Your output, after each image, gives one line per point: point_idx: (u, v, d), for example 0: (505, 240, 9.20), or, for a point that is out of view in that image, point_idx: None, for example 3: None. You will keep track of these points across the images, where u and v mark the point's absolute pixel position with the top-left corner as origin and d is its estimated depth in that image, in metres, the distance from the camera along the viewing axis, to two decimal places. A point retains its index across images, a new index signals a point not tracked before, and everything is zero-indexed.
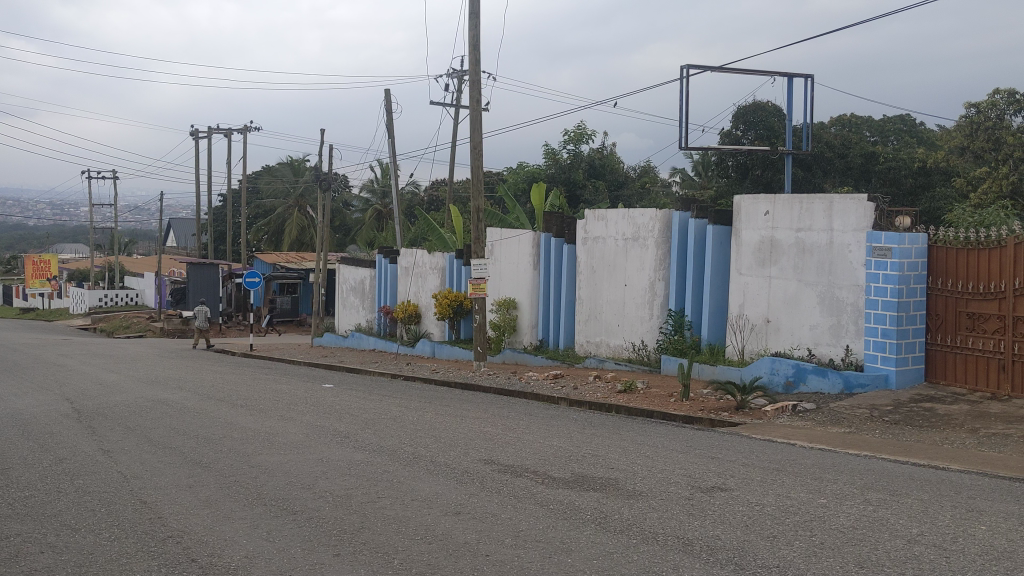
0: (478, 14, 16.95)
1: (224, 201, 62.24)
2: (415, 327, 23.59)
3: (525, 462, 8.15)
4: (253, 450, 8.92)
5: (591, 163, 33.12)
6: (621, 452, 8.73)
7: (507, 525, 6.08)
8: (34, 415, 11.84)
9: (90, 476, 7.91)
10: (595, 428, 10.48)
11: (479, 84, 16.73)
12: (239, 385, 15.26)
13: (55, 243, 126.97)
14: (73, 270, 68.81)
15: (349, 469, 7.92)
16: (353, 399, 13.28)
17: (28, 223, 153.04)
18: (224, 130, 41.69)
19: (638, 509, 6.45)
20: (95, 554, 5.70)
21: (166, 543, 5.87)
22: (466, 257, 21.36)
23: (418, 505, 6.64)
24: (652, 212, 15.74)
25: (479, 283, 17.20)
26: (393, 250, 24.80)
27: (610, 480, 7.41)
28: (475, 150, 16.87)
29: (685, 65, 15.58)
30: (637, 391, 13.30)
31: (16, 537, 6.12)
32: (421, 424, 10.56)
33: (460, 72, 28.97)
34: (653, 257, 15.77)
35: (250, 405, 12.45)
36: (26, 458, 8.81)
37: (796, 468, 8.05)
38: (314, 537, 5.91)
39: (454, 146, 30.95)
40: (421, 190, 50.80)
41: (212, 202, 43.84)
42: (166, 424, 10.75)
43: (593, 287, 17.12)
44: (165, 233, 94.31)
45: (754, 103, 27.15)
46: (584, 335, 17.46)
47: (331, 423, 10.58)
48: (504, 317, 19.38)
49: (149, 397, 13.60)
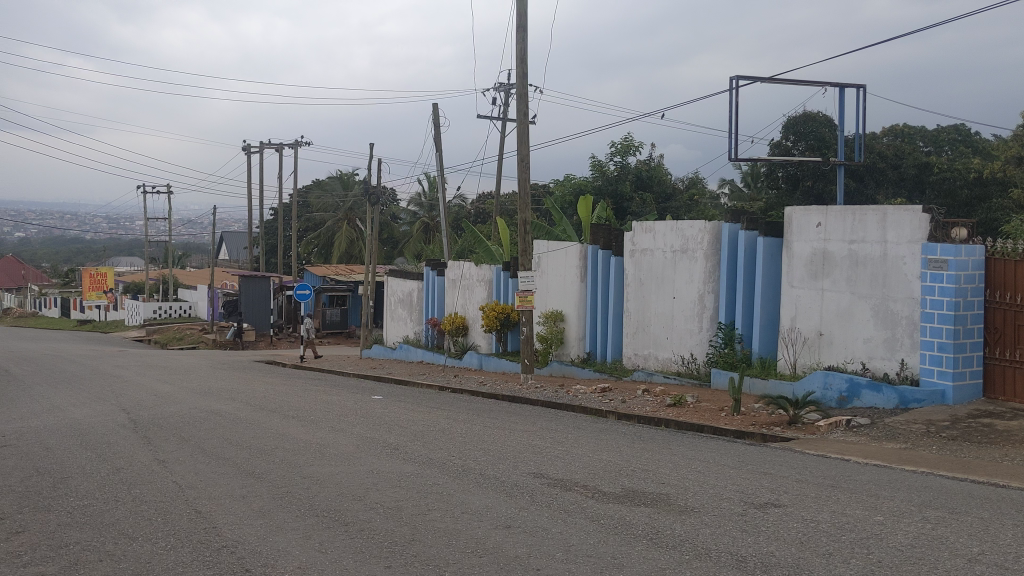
0: (525, 27, 17.02)
1: (275, 215, 63.33)
2: (462, 340, 23.64)
3: (575, 477, 8.10)
4: (304, 461, 9.01)
5: (639, 175, 33.05)
6: (671, 468, 8.63)
7: (558, 539, 6.05)
8: (92, 425, 12.10)
9: (146, 486, 8.03)
10: (644, 444, 10.38)
11: (526, 97, 16.77)
12: (289, 397, 15.38)
13: (112, 256, 129.98)
14: (130, 282, 70.09)
15: (399, 481, 7.96)
16: (402, 411, 13.35)
17: (85, 236, 156.83)
18: (275, 145, 42.54)
19: (691, 524, 6.40)
20: (152, 563, 5.78)
21: (221, 553, 5.93)
22: (514, 270, 21.46)
23: (468, 518, 6.64)
24: (701, 224, 15.62)
25: (527, 296, 17.18)
26: (440, 263, 24.95)
27: (661, 495, 7.34)
28: (523, 163, 16.90)
29: (734, 77, 15.66)
30: (686, 405, 13.19)
31: (76, 545, 6.25)
32: (471, 437, 10.56)
33: (508, 85, 29.04)
34: (703, 269, 15.63)
35: (301, 416, 12.54)
36: (84, 468, 8.98)
37: (851, 485, 7.90)
38: (365, 548, 5.95)
39: (501, 159, 30.97)
40: (468, 203, 51.18)
41: (263, 216, 44.55)
42: (219, 435, 10.91)
43: (641, 298, 17.01)
44: (218, 247, 96.18)
45: (804, 114, 26.82)
46: (631, 348, 17.36)
47: (381, 435, 10.63)
48: (551, 329, 19.37)
49: (203, 408, 13.75)
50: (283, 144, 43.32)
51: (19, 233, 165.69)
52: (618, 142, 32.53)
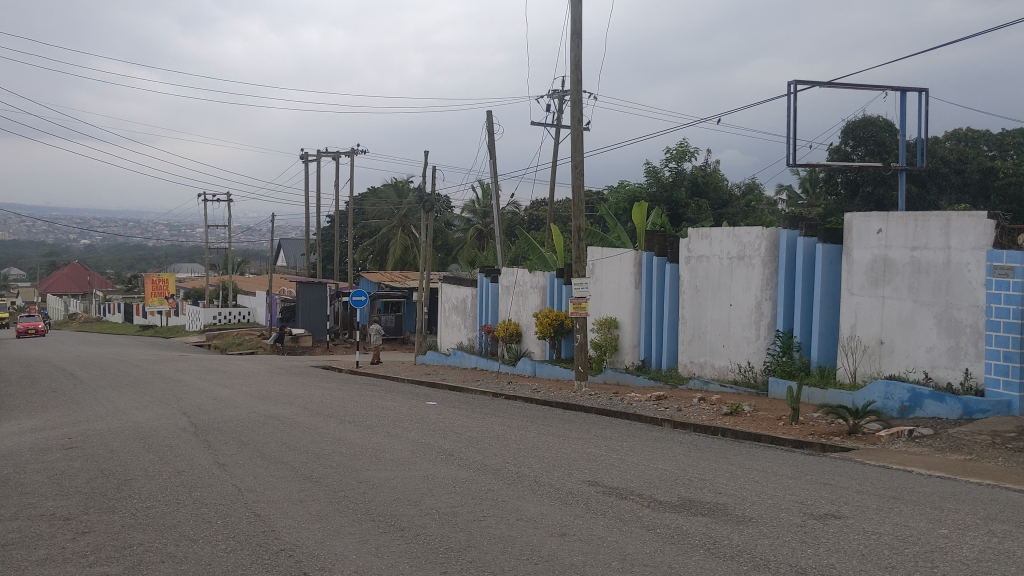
0: (580, 33, 17.01)
1: (331, 223, 64.14)
2: (516, 346, 23.67)
3: (630, 485, 8.05)
4: (361, 466, 9.08)
5: (694, 181, 32.82)
6: (728, 477, 8.52)
7: (613, 548, 6.02)
8: (154, 428, 12.34)
9: (207, 489, 8.16)
10: (701, 452, 10.27)
11: (581, 104, 16.75)
12: (345, 402, 15.54)
13: (174, 263, 132.70)
14: (191, 289, 71.48)
15: (454, 487, 7.98)
16: (456, 417, 13.40)
17: (148, 243, 160.37)
18: (332, 153, 43.17)
19: (749, 534, 6.31)
20: (212, 565, 5.87)
21: (280, 556, 6.00)
22: (568, 277, 21.43)
23: (523, 525, 6.64)
24: (759, 231, 15.43)
25: (581, 303, 17.14)
26: (494, 269, 25.00)
27: (718, 505, 7.25)
28: (577, 170, 16.88)
29: (793, 81, 15.41)
30: (743, 414, 13.02)
31: (139, 546, 6.38)
32: (525, 444, 10.55)
33: (562, 92, 29.05)
34: (760, 276, 15.43)
35: (357, 421, 12.65)
36: (147, 470, 9.16)
37: (914, 496, 7.73)
38: (421, 554, 5.97)
39: (555, 166, 30.99)
40: (522, 210, 51.29)
41: (320, 223, 45.13)
42: (277, 438, 11.06)
43: (697, 306, 16.87)
44: (276, 253, 97.67)
45: (863, 119, 26.44)
46: (687, 355, 17.21)
47: (436, 441, 10.69)
48: (606, 336, 19.28)
49: (261, 412, 13.93)
50: (339, 152, 43.85)
51: (84, 239, 170.00)
52: (673, 148, 32.36)
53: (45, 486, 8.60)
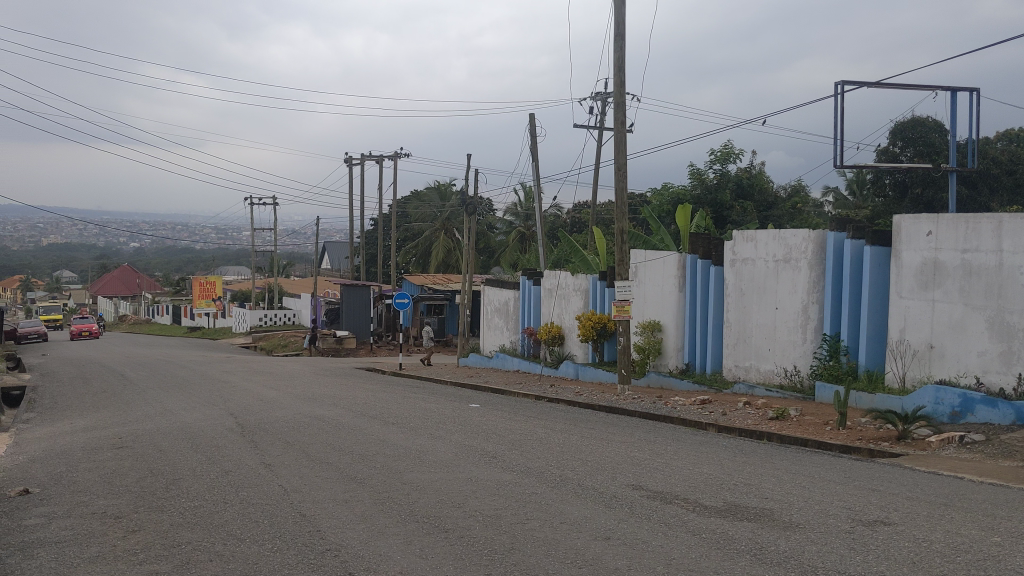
0: (623, 35, 16.95)
1: (375, 226, 64.62)
2: (559, 349, 23.64)
3: (675, 489, 7.99)
4: (405, 467, 9.13)
5: (739, 183, 32.56)
6: (775, 482, 8.43)
7: (658, 552, 5.98)
8: (201, 428, 12.52)
9: (253, 489, 8.25)
10: (746, 457, 10.17)
11: (623, 106, 16.69)
12: (388, 404, 15.63)
13: (221, 266, 134.63)
14: (238, 292, 72.48)
15: (498, 490, 7.98)
16: (500, 419, 13.42)
17: (196, 247, 162.90)
18: (376, 157, 43.49)
19: (796, 540, 6.23)
20: (259, 564, 5.93)
21: (325, 556, 6.05)
22: (610, 279, 21.35)
23: (567, 529, 6.62)
24: (805, 233, 15.24)
25: (624, 305, 17.07)
26: (536, 272, 24.99)
27: (764, 510, 7.17)
28: (620, 172, 16.82)
29: (839, 82, 15.22)
30: (789, 418, 12.87)
31: (188, 545, 6.47)
32: (569, 447, 10.53)
33: (605, 94, 28.98)
34: (806, 279, 15.25)
35: (401, 423, 12.71)
36: (195, 470, 9.29)
37: (965, 503, 7.57)
38: (465, 556, 5.98)
39: (598, 169, 30.92)
40: (565, 213, 51.27)
41: (364, 226, 45.47)
42: (322, 439, 11.17)
43: (742, 309, 16.71)
44: (320, 257, 98.65)
45: (913, 119, 26.03)
46: (732, 359, 17.05)
47: (479, 443, 10.70)
48: (649, 339, 19.18)
49: (307, 413, 14.06)
50: (383, 155, 44.16)
51: (134, 242, 172.93)
52: (717, 150, 32.16)
53: (97, 484, 8.77)
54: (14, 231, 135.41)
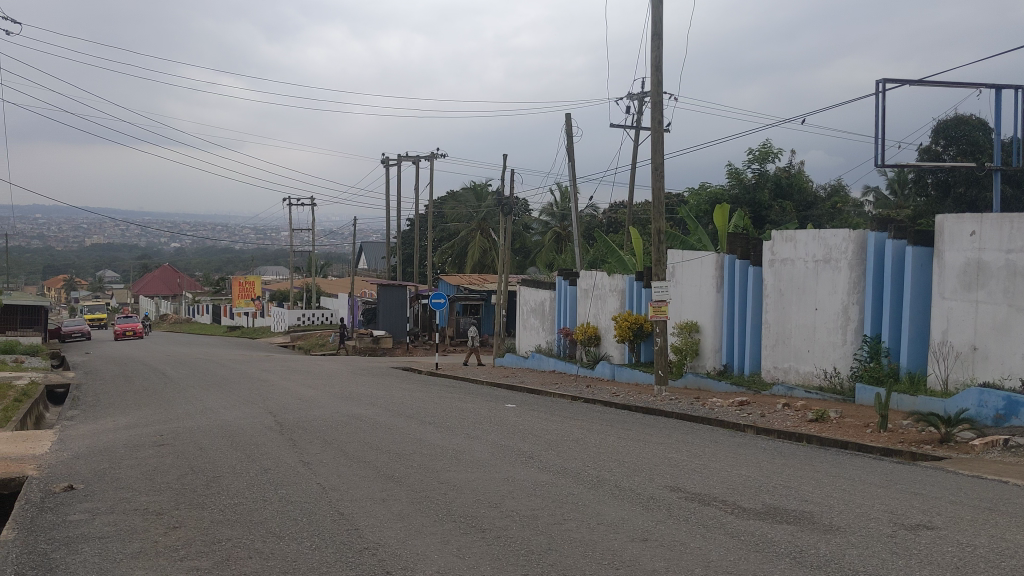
0: (661, 34, 16.86)
1: (411, 227, 64.98)
2: (595, 349, 23.58)
3: (713, 491, 7.93)
4: (442, 467, 9.15)
5: (778, 183, 32.29)
6: (815, 485, 8.32)
7: (696, 554, 5.95)
8: (241, 426, 12.65)
9: (292, 487, 8.32)
10: (785, 459, 10.07)
11: (661, 105, 16.60)
12: (425, 403, 15.70)
13: (259, 266, 135.96)
14: (276, 291, 73.19)
15: (534, 490, 7.98)
16: (536, 419, 13.42)
17: (235, 247, 164.71)
18: (413, 158, 43.73)
19: (837, 544, 6.16)
20: (298, 562, 5.98)
21: (363, 554, 6.09)
22: (647, 279, 21.26)
23: (604, 529, 6.60)
24: (845, 233, 15.06)
25: (660, 306, 16.98)
26: (572, 272, 24.94)
27: (804, 513, 7.10)
28: (657, 171, 16.73)
29: (881, 80, 15.03)
30: (829, 420, 12.74)
31: (228, 541, 6.53)
32: (606, 447, 10.51)
33: (642, 93, 28.85)
34: (847, 280, 15.07)
35: (438, 422, 12.76)
36: (235, 467, 9.39)
37: (1010, 508, 7.44)
38: (502, 556, 5.98)
39: (634, 169, 30.81)
40: (601, 213, 51.16)
41: (401, 226, 45.69)
42: (360, 438, 11.25)
43: (781, 309, 16.55)
44: (357, 256, 99.29)
45: (956, 117, 25.65)
46: (770, 360, 16.90)
47: (516, 443, 10.71)
48: (686, 340, 19.07)
49: (345, 412, 14.16)
50: (420, 156, 44.36)
51: (175, 242, 175.21)
52: (755, 149, 31.92)
53: (139, 481, 8.90)
54: (59, 231, 137.81)
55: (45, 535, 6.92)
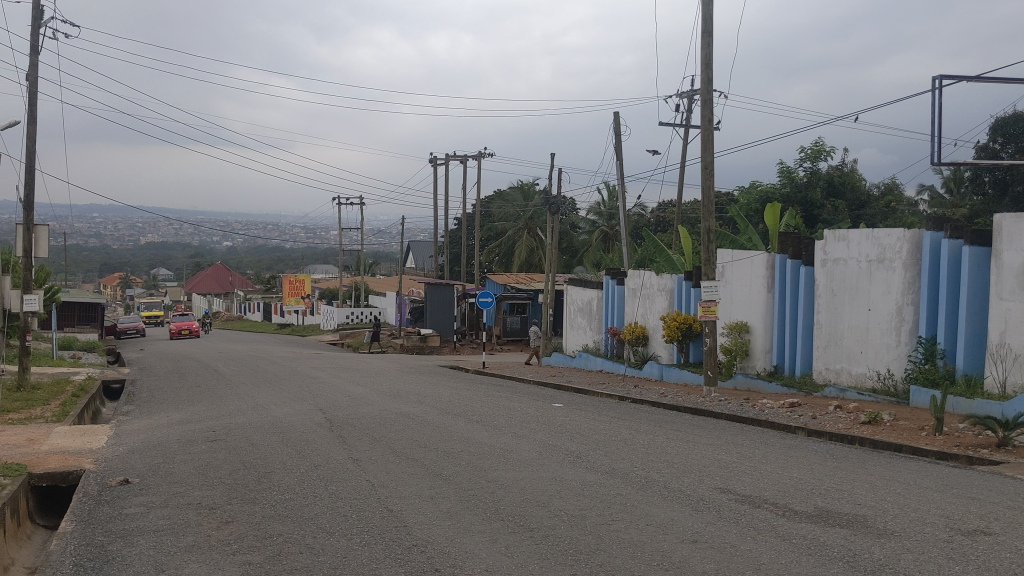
0: (711, 32, 16.72)
1: (459, 226, 65.17)
2: (643, 349, 23.44)
3: (764, 493, 7.83)
4: (490, 465, 9.17)
5: (830, 181, 31.83)
6: (869, 488, 8.18)
7: (747, 557, 5.89)
8: (291, 423, 12.80)
9: (341, 483, 8.40)
10: (838, 462, 9.93)
11: (711, 104, 16.46)
12: (473, 402, 15.72)
13: (309, 265, 137.33)
14: (325, 289, 73.84)
15: (582, 490, 7.95)
16: (584, 419, 13.39)
17: (285, 246, 166.68)
18: (460, 157, 43.88)
19: (891, 548, 6.05)
20: (348, 558, 6.02)
21: (412, 551, 6.12)
22: (696, 279, 21.10)
23: (653, 531, 6.56)
24: (900, 232, 14.80)
25: (710, 305, 16.83)
26: (620, 271, 24.83)
27: (857, 517, 6.98)
28: (706, 170, 16.59)
29: (940, 77, 14.69)
30: (883, 423, 12.53)
31: (278, 536, 6.61)
32: (654, 448, 10.45)
33: (692, 91, 28.59)
34: (901, 280, 14.81)
35: (485, 422, 12.78)
36: (285, 463, 9.50)
37: None
38: (551, 555, 5.97)
39: (683, 168, 30.56)
40: (649, 212, 50.86)
41: (448, 226, 45.86)
42: (409, 436, 11.32)
43: (833, 310, 16.31)
44: (405, 254, 99.81)
45: (1014, 114, 25.07)
46: (822, 361, 16.67)
47: (564, 443, 10.69)
48: (736, 340, 18.87)
49: (392, 410, 14.25)
50: (467, 155, 44.50)
51: (226, 241, 177.66)
52: (807, 148, 31.48)
53: (192, 476, 9.04)
54: (115, 231, 140.63)
55: (102, 528, 7.06)
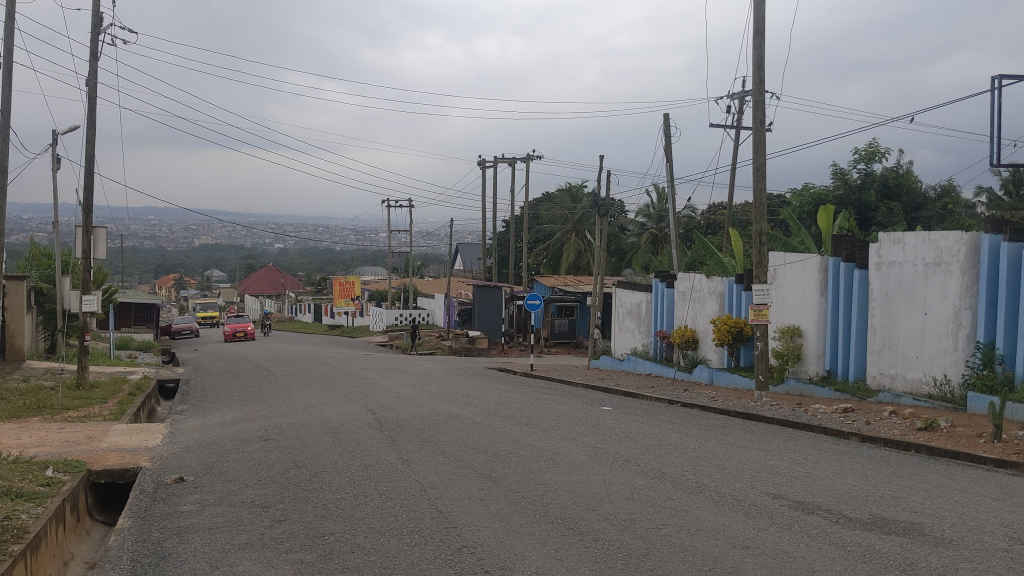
0: (763, 33, 16.54)
1: (507, 228, 65.28)
2: (693, 352, 23.25)
3: (818, 500, 7.72)
4: (539, 468, 9.16)
5: (885, 183, 31.29)
6: (926, 496, 8.02)
7: (800, 564, 5.81)
8: (342, 423, 12.92)
9: (392, 484, 8.47)
10: (892, 468, 9.76)
11: (763, 105, 16.29)
12: (521, 404, 15.73)
13: (358, 266, 138.54)
14: (375, 291, 74.45)
15: (631, 494, 7.91)
16: (633, 423, 13.31)
17: (335, 248, 168.42)
18: (509, 159, 43.99)
19: (949, 557, 5.93)
20: (398, 558, 6.06)
21: (462, 553, 6.13)
22: (747, 282, 20.88)
23: (704, 536, 6.50)
24: (957, 235, 14.50)
25: (761, 309, 16.64)
26: (670, 275, 24.67)
27: (913, 525, 6.85)
28: (758, 172, 16.42)
29: (997, 75, 14.08)
30: (939, 429, 12.28)
31: (330, 536, 6.67)
32: (705, 452, 10.37)
33: (743, 92, 28.32)
34: (958, 284, 14.51)
35: (534, 424, 12.78)
36: (336, 464, 9.59)
37: None
38: (602, 559, 5.95)
39: (734, 170, 30.31)
40: (699, 214, 50.49)
41: (496, 228, 45.97)
42: (458, 437, 11.35)
43: (888, 314, 16.02)
44: (454, 256, 100.25)
45: None
46: (876, 366, 16.39)
47: (613, 446, 10.66)
48: (788, 344, 18.63)
49: (441, 411, 14.32)
50: (516, 158, 44.60)
51: (278, 243, 180.07)
52: (862, 149, 31.01)
53: (246, 475, 9.16)
54: (171, 233, 143.42)
55: (158, 525, 7.19)
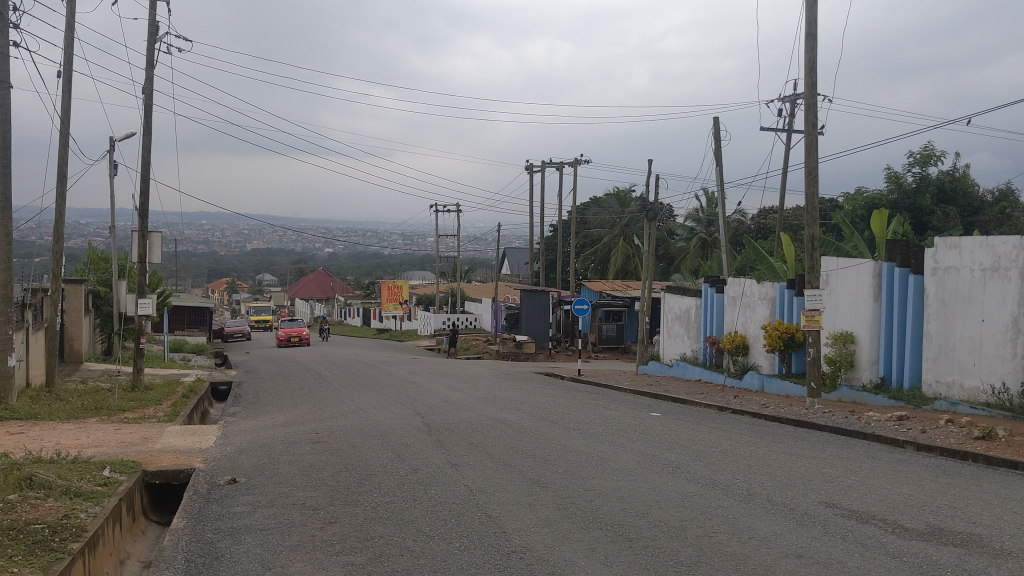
0: (815, 35, 16.34)
1: (555, 233, 65.22)
2: (743, 359, 23.02)
3: (872, 509, 7.59)
4: (587, 473, 9.13)
5: (940, 187, 30.68)
6: (984, 506, 7.83)
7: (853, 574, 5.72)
8: (391, 427, 13.00)
9: (441, 487, 8.50)
10: (949, 478, 9.56)
11: (815, 108, 16.08)
12: (569, 409, 15.71)
13: (406, 271, 139.47)
14: (423, 296, 74.87)
15: (682, 501, 7.85)
16: (682, 429, 13.21)
17: (384, 253, 169.72)
18: (557, 164, 43.99)
19: (1009, 569, 5.79)
20: (448, 562, 6.08)
21: (511, 558, 6.14)
22: (799, 287, 20.63)
23: (756, 544, 6.43)
24: (1016, 240, 14.18)
25: (813, 315, 16.42)
26: (719, 280, 24.47)
27: (972, 536, 6.70)
28: (810, 176, 16.21)
29: None
30: (998, 438, 12.00)
31: (380, 538, 6.73)
32: (756, 460, 10.25)
33: (794, 95, 28.01)
34: (1016, 289, 14.18)
35: (582, 429, 12.75)
36: (386, 467, 9.65)
37: None
38: (652, 566, 5.92)
39: (784, 173, 29.98)
40: (748, 219, 50.00)
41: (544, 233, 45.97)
42: (506, 442, 11.37)
43: (944, 320, 15.70)
44: (501, 261, 100.47)
45: None
46: (931, 373, 16.07)
47: (662, 452, 10.58)
48: (841, 351, 18.34)
49: (490, 415, 14.35)
50: (564, 163, 44.60)
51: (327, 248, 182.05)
52: (916, 152, 30.48)
53: (297, 477, 9.26)
54: (223, 239, 145.79)
55: (212, 525, 7.30)
